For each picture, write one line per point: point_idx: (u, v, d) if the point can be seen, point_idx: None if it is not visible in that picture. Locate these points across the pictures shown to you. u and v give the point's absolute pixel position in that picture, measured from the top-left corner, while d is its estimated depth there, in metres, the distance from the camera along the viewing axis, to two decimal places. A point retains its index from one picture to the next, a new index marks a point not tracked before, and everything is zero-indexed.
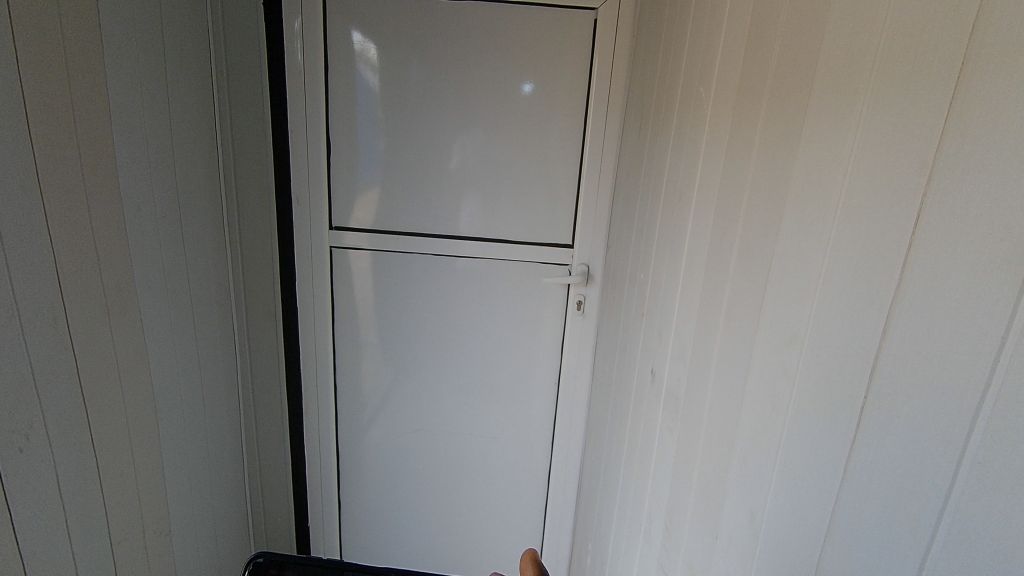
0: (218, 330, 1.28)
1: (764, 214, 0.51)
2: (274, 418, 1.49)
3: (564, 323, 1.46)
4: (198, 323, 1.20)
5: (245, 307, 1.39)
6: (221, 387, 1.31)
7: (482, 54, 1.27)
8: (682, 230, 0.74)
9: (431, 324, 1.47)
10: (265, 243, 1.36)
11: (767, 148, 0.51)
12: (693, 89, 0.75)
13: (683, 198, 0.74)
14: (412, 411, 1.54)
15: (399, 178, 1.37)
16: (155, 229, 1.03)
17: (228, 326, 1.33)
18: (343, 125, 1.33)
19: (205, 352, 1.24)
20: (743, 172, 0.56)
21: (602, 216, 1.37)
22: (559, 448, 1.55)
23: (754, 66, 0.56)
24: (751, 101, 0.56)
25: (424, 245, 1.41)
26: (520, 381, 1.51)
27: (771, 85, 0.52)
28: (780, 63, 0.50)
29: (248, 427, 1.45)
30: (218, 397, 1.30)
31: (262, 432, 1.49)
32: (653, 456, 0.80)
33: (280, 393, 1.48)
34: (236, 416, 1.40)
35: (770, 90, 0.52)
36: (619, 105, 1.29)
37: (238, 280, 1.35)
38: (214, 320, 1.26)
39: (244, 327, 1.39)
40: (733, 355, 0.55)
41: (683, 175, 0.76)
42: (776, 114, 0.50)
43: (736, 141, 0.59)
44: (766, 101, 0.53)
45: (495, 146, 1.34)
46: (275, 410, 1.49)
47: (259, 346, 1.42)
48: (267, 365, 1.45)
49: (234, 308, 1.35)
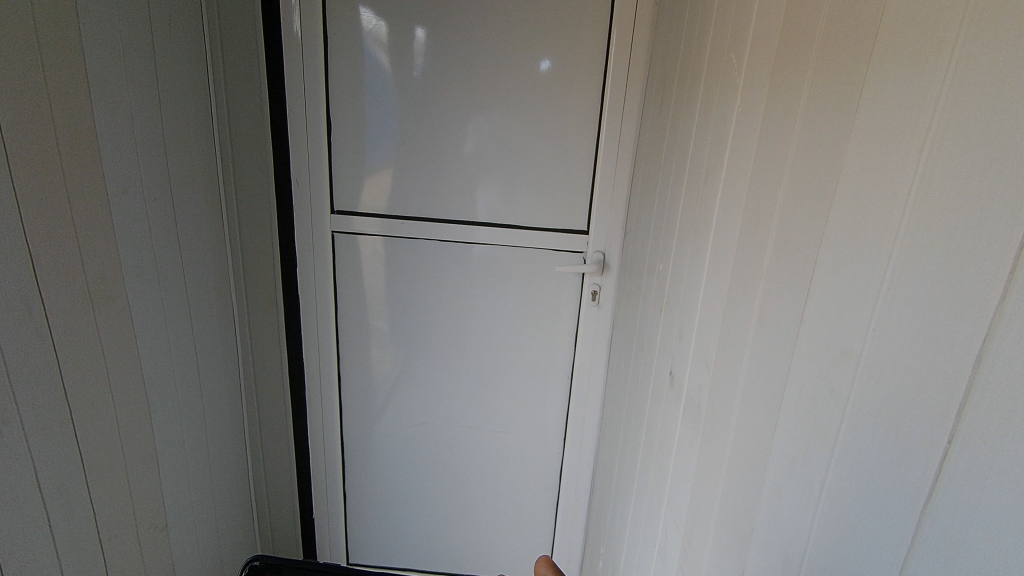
0: (217, 319, 1.23)
1: (808, 201, 0.42)
2: (278, 410, 1.44)
3: (579, 314, 1.38)
4: (194, 310, 1.15)
5: (246, 295, 1.33)
6: (220, 376, 1.26)
7: (492, 25, 1.19)
8: (708, 218, 0.65)
9: (439, 313, 1.41)
10: (266, 227, 1.30)
11: (813, 119, 0.43)
12: (721, 56, 0.66)
13: (709, 181, 0.66)
14: (419, 403, 1.49)
15: (405, 160, 1.29)
16: (144, 214, 0.98)
17: (231, 316, 1.29)
18: (344, 103, 1.26)
19: (202, 340, 1.19)
20: (781, 151, 0.47)
21: (619, 199, 1.28)
22: (571, 444, 1.48)
23: (798, 24, 0.47)
24: (790, 71, 0.48)
25: (431, 231, 1.34)
26: (531, 374, 1.44)
27: (816, 48, 0.44)
28: (833, 17, 0.41)
29: (252, 417, 1.41)
30: (218, 386, 1.26)
31: (265, 424, 1.44)
32: (671, 466, 0.72)
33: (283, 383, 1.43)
34: (238, 406, 1.35)
35: (816, 54, 0.43)
36: (640, 78, 1.19)
37: (237, 268, 1.29)
38: (212, 309, 1.21)
39: (244, 314, 1.33)
40: (767, 370, 0.47)
41: (708, 154, 0.68)
42: (827, 80, 0.41)
43: (773, 113, 0.50)
44: (810, 68, 0.44)
45: (507, 125, 1.25)
46: (278, 401, 1.43)
47: (261, 337, 1.37)
48: (269, 356, 1.39)
49: (234, 295, 1.30)
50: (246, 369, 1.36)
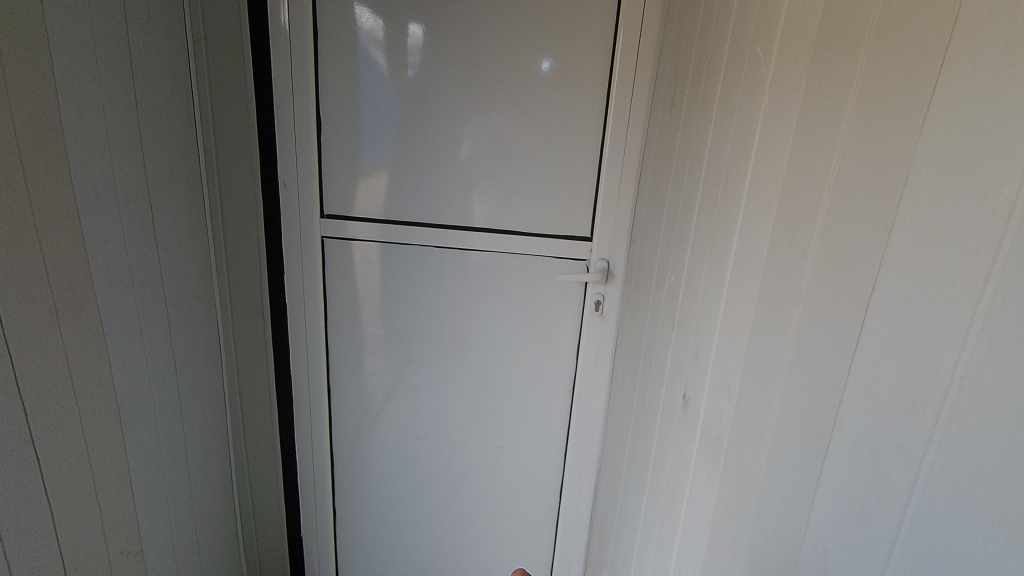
0: (199, 328, 1.16)
1: (855, 225, 0.38)
2: (264, 424, 1.37)
3: (581, 324, 1.31)
4: (173, 320, 1.08)
5: (231, 304, 1.25)
6: (201, 389, 1.19)
7: (492, 20, 1.12)
8: (730, 227, 0.58)
9: (434, 323, 1.34)
10: (252, 232, 1.23)
11: (865, 119, 0.38)
12: (744, 48, 0.60)
13: (730, 188, 0.60)
14: (414, 416, 1.42)
15: (399, 162, 1.23)
16: (116, 218, 0.91)
17: (215, 325, 1.22)
18: (335, 101, 1.19)
19: (182, 352, 1.12)
20: (812, 164, 0.42)
21: (624, 204, 1.21)
22: (572, 460, 1.42)
23: (828, 23, 0.42)
24: (828, 63, 0.42)
25: (426, 236, 1.27)
26: (531, 386, 1.38)
27: (863, 38, 0.38)
28: (873, 21, 0.37)
29: (237, 432, 1.33)
30: (199, 399, 1.19)
31: (251, 438, 1.37)
32: (685, 501, 0.66)
33: (269, 395, 1.36)
34: (222, 420, 1.28)
35: (863, 44, 0.38)
36: (647, 77, 1.13)
37: (222, 275, 1.22)
38: (193, 318, 1.14)
39: (229, 324, 1.26)
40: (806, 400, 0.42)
41: (729, 157, 0.61)
42: (871, 91, 0.37)
43: (812, 114, 0.43)
44: (853, 59, 0.39)
45: (508, 125, 1.19)
46: (265, 414, 1.37)
47: (247, 347, 1.30)
48: (256, 367, 1.32)
49: (218, 304, 1.22)
50: (231, 381, 1.29)
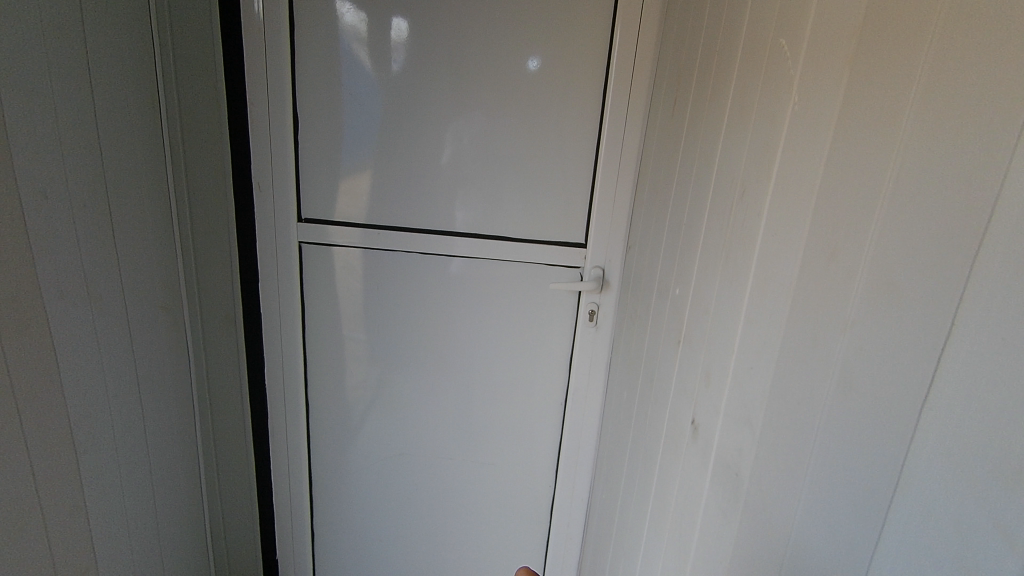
0: (166, 343, 1.06)
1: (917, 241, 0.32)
2: (233, 441, 1.28)
3: (574, 335, 1.25)
4: (135, 335, 0.98)
5: (201, 314, 1.15)
6: (169, 409, 1.08)
7: (482, 13, 1.06)
8: (752, 241, 0.53)
9: (420, 333, 1.27)
10: (216, 234, 1.13)
11: (897, 142, 0.34)
12: (763, 44, 0.54)
13: (748, 196, 0.54)
14: (398, 430, 1.35)
15: (383, 163, 1.16)
16: (69, 222, 0.81)
17: (186, 339, 1.12)
18: (314, 98, 1.12)
19: (146, 369, 1.01)
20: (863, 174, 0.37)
21: (621, 210, 1.15)
22: (564, 477, 1.35)
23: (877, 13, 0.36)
24: (869, 67, 0.37)
25: (411, 242, 1.21)
26: (522, 400, 1.31)
27: (902, 50, 0.34)
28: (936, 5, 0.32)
29: (208, 453, 1.23)
30: (167, 420, 1.08)
31: (222, 459, 1.26)
32: (697, 539, 0.60)
33: (239, 410, 1.27)
34: (193, 441, 1.17)
35: (901, 59, 0.34)
36: (646, 75, 1.07)
37: (191, 283, 1.11)
38: (158, 332, 1.04)
39: (200, 336, 1.15)
40: (860, 448, 0.36)
41: (746, 163, 0.56)
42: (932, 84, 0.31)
43: (855, 119, 0.38)
44: (887, 75, 0.35)
45: (498, 125, 1.13)
46: (234, 430, 1.27)
47: (217, 361, 1.20)
48: (227, 381, 1.22)
49: (188, 315, 1.12)
50: (201, 399, 1.18)
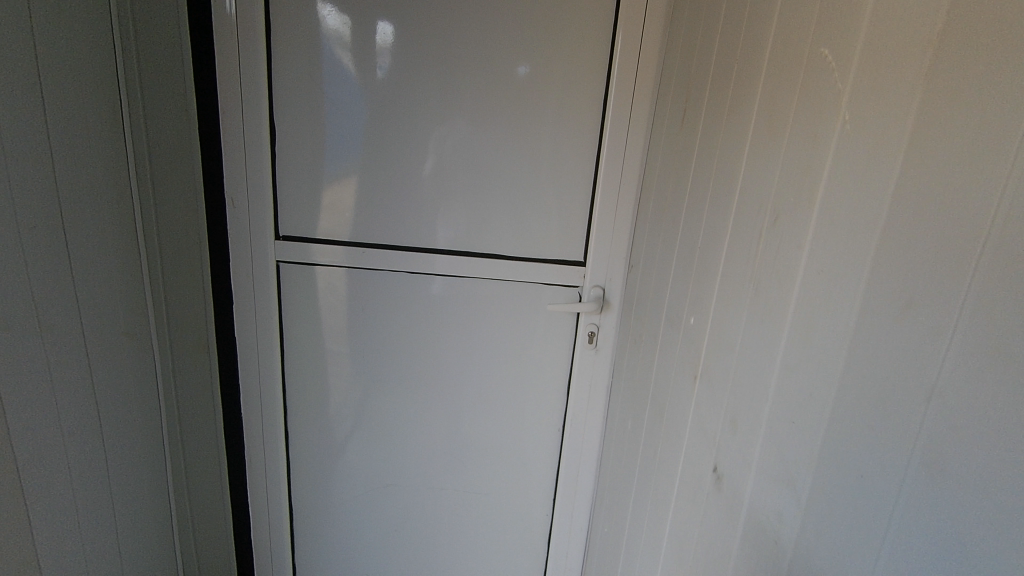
0: (129, 376, 0.95)
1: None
2: (207, 475, 1.18)
3: (573, 358, 1.19)
4: (96, 371, 0.86)
5: (169, 342, 1.04)
6: (134, 450, 0.97)
7: (474, 18, 0.99)
8: (791, 278, 0.46)
9: (408, 356, 1.20)
10: (185, 253, 1.03)
11: (1012, 176, 0.27)
12: (797, 55, 0.48)
13: (783, 225, 0.48)
14: (386, 459, 1.28)
15: (368, 177, 1.08)
16: (21, 249, 0.70)
17: (149, 373, 1.00)
18: (293, 108, 1.04)
19: (109, 408, 0.90)
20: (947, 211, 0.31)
21: (623, 227, 1.09)
22: (562, 504, 1.30)
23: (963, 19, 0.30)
24: (961, 84, 0.30)
25: (399, 261, 1.13)
26: (517, 425, 1.25)
27: (1019, 64, 0.27)
28: None
29: (178, 492, 1.12)
30: (133, 462, 0.97)
31: (194, 495, 1.16)
32: None
33: (211, 440, 1.17)
34: (160, 482, 1.06)
35: (1017, 75, 0.27)
36: (649, 85, 1.02)
37: (159, 308, 1.01)
38: (122, 365, 0.93)
39: (167, 365, 1.05)
40: (951, 520, 0.30)
41: (778, 188, 0.50)
42: None
43: (930, 147, 0.32)
44: (996, 95, 0.28)
45: (491, 137, 1.06)
46: (207, 463, 1.17)
47: (187, 390, 1.10)
48: (197, 411, 1.12)
49: (154, 344, 1.01)
50: (170, 434, 1.08)
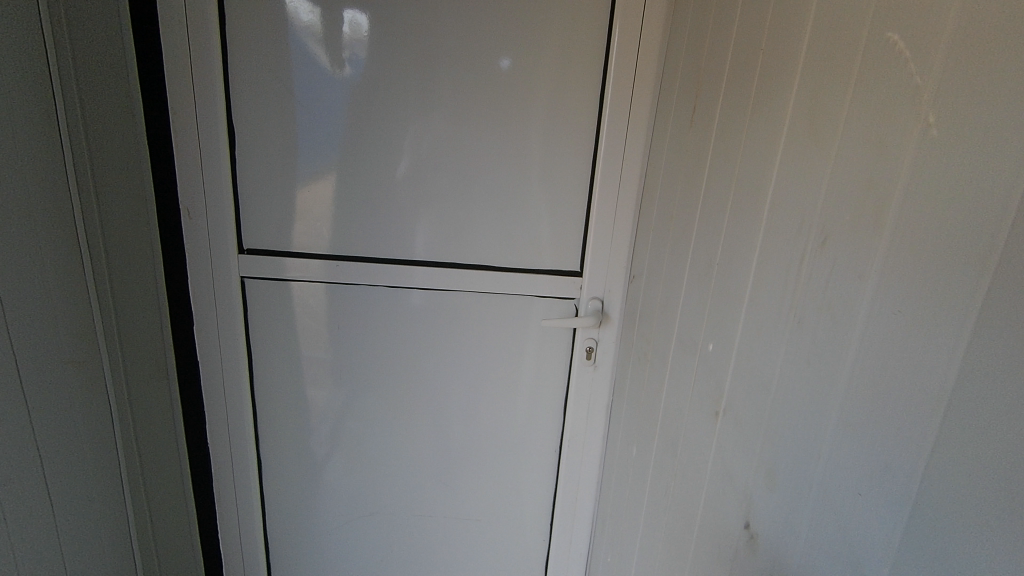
0: (83, 425, 0.82)
1: None
2: (173, 519, 1.06)
3: (569, 374, 1.11)
4: (40, 424, 0.73)
5: (129, 379, 0.91)
6: (92, 507, 0.84)
7: (456, 7, 0.89)
8: (852, 319, 0.38)
9: (392, 377, 1.11)
10: (136, 275, 0.91)
11: None
12: (850, 46, 0.40)
13: (837, 252, 0.40)
14: (370, 486, 1.19)
15: (343, 184, 0.98)
16: None
17: (99, 416, 0.85)
18: (255, 109, 0.94)
19: (58, 465, 0.77)
20: None
21: (623, 234, 1.01)
22: (560, 527, 1.22)
23: None
24: None
25: (378, 275, 1.04)
26: (510, 447, 1.16)
27: None
28: None
29: (146, 545, 0.99)
30: (90, 521, 0.84)
31: (162, 546, 1.03)
32: None
33: (173, 479, 1.05)
34: (125, 538, 0.93)
35: None
36: (650, 79, 0.93)
37: (116, 343, 0.87)
38: (75, 413, 0.80)
39: (129, 406, 0.92)
40: None
41: (828, 206, 0.41)
42: None
43: None
44: None
45: (476, 139, 0.97)
46: (172, 505, 1.05)
47: (147, 429, 0.97)
48: (158, 450, 1.00)
49: (112, 384, 0.87)
50: (135, 483, 0.94)
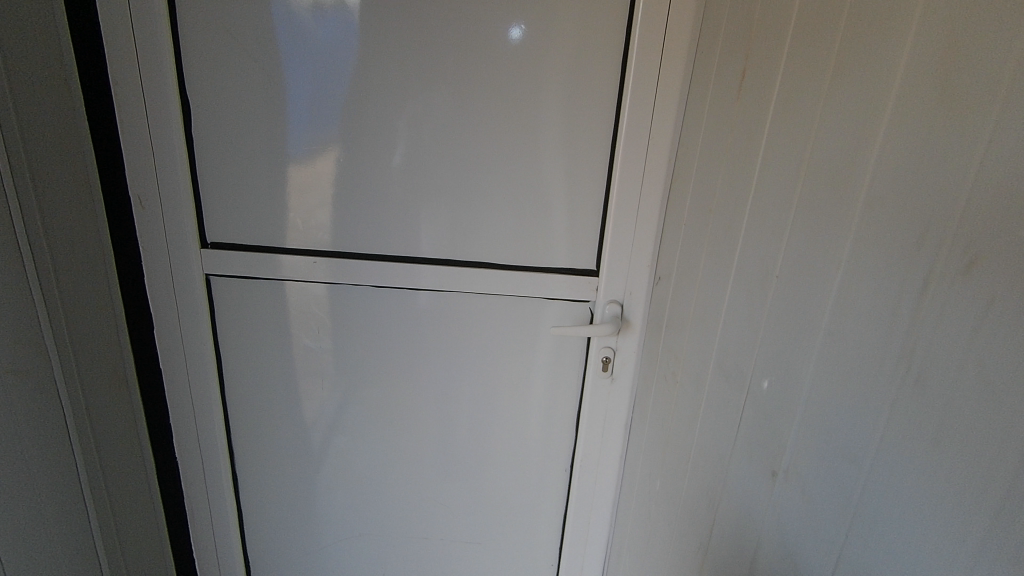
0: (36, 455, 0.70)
1: None
2: (142, 541, 0.96)
3: (583, 386, 0.98)
4: None
5: (87, 395, 0.80)
6: (51, 546, 0.74)
7: None
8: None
9: (382, 387, 0.99)
10: (85, 276, 0.78)
11: None
12: None
13: (993, 292, 0.26)
14: (362, 503, 1.08)
15: (320, 170, 0.85)
16: None
17: (52, 440, 0.73)
18: (215, 83, 0.80)
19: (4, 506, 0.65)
20: None
21: (646, 228, 0.87)
22: (571, 552, 1.10)
23: None
24: None
25: (363, 274, 0.91)
26: (515, 464, 1.04)
27: None
28: None
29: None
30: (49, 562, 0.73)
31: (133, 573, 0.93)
32: None
33: (140, 499, 0.95)
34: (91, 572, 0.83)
35: None
36: (682, 44, 0.78)
37: (71, 356, 0.75)
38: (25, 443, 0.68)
39: (89, 426, 0.80)
40: None
41: (976, 218, 0.27)
42: None
43: None
44: None
45: (474, 116, 0.82)
46: (140, 527, 0.95)
47: (109, 449, 0.86)
48: (122, 469, 0.89)
49: (69, 404, 0.76)
50: (100, 511, 0.84)
